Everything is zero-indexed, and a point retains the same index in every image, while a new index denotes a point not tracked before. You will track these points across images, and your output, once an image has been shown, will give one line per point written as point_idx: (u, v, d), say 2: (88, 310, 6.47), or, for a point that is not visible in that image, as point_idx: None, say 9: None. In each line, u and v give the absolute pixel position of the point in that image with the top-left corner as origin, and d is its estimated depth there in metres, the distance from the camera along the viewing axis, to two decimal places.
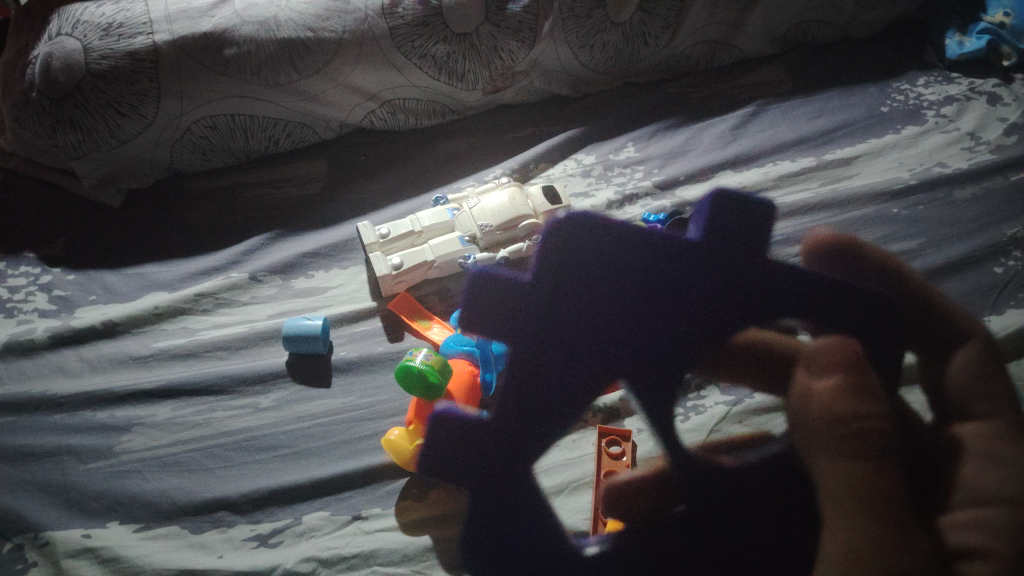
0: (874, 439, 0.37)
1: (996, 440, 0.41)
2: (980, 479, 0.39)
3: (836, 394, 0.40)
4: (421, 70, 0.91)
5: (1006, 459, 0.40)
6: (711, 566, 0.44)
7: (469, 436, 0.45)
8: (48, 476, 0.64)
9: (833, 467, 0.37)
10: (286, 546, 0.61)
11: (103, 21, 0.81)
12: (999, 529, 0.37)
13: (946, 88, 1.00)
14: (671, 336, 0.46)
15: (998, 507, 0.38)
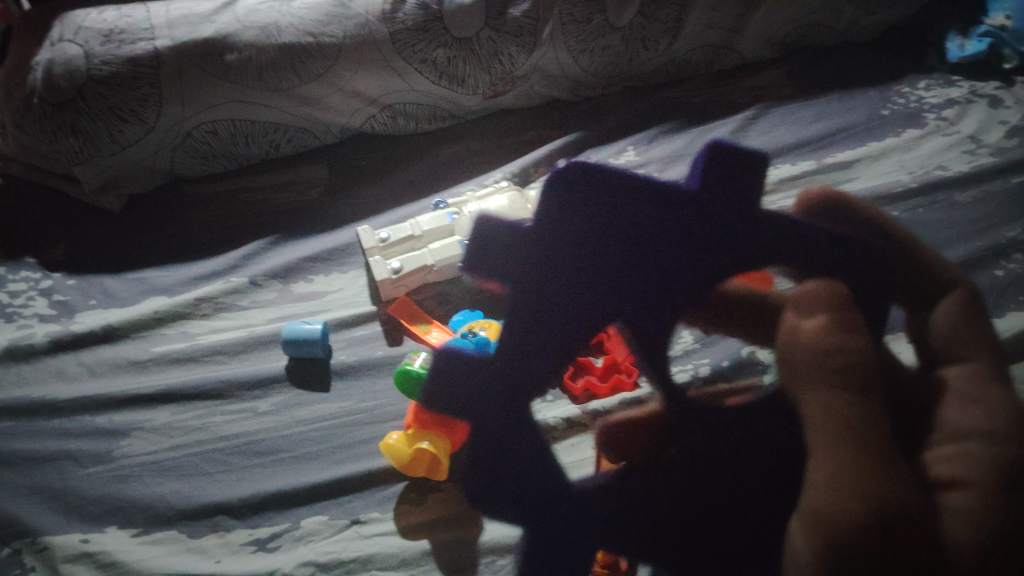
0: (855, 370, 0.52)
1: (976, 387, 0.55)
2: (961, 417, 0.52)
3: (822, 332, 0.56)
4: (421, 74, 0.91)
5: (987, 400, 0.53)
6: (708, 494, 0.61)
7: (472, 367, 0.67)
8: (48, 481, 0.64)
9: (825, 396, 0.52)
10: (284, 551, 0.61)
11: (105, 28, 0.82)
12: (975, 462, 0.48)
13: (947, 91, 1.00)
14: (645, 286, 0.71)
15: (978, 440, 0.50)
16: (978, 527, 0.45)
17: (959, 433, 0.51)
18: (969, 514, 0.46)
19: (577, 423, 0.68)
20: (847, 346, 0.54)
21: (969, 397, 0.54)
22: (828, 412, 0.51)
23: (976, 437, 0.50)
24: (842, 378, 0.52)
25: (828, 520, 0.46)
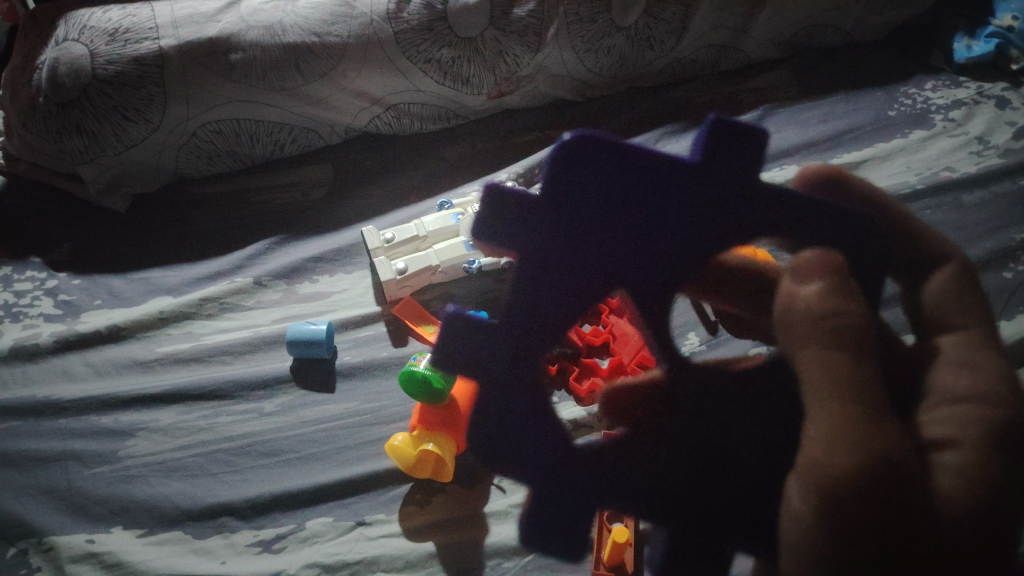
0: (849, 334, 0.41)
1: (976, 354, 0.45)
2: (951, 382, 0.43)
3: (827, 296, 0.42)
4: (426, 74, 0.91)
5: (978, 365, 0.44)
6: (690, 481, 0.48)
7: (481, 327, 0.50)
8: (53, 480, 0.64)
9: (820, 360, 0.41)
10: (289, 552, 0.61)
11: (110, 26, 0.82)
12: (971, 419, 0.40)
13: (954, 92, 0.99)
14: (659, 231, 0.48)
15: (974, 403, 0.41)
16: (976, 492, 0.38)
17: (957, 393, 0.42)
18: (962, 475, 0.38)
19: (583, 425, 0.68)
20: (849, 313, 0.41)
21: (960, 364, 0.44)
22: (828, 374, 0.40)
23: (975, 399, 0.41)
24: (835, 338, 0.41)
25: (812, 476, 0.39)
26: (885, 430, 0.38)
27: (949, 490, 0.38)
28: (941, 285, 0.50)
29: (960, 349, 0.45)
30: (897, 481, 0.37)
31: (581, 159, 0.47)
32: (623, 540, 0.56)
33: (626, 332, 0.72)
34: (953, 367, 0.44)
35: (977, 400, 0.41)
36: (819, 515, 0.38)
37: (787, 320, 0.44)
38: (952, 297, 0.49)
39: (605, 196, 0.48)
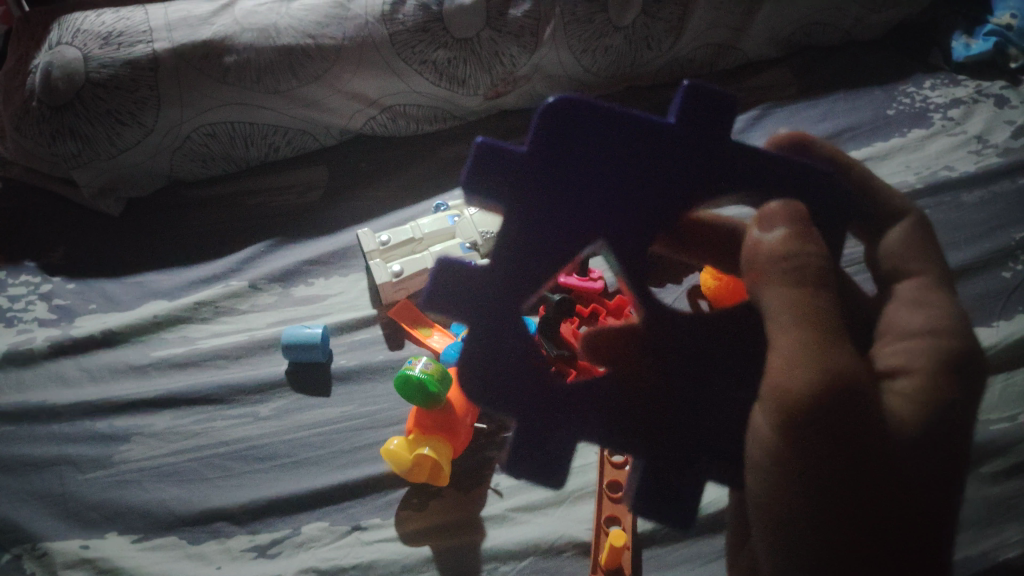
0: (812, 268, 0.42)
1: (923, 289, 0.47)
2: (904, 317, 0.46)
3: (794, 240, 0.43)
4: (422, 75, 0.91)
5: (930, 302, 0.46)
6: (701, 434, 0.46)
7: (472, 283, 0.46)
8: (47, 486, 0.64)
9: (779, 298, 0.42)
10: (285, 557, 0.60)
11: (103, 30, 0.81)
12: (925, 356, 0.44)
13: (952, 91, 0.99)
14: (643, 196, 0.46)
15: (925, 338, 0.44)
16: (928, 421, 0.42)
17: (912, 328, 0.45)
18: (916, 400, 0.42)
19: None
20: (814, 252, 0.42)
21: (911, 297, 0.47)
22: (788, 317, 0.41)
23: (928, 334, 0.44)
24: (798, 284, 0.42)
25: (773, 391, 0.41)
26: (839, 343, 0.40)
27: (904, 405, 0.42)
28: (896, 242, 0.49)
29: (905, 293, 0.47)
30: (861, 396, 0.39)
31: (570, 120, 0.44)
32: (620, 544, 0.55)
33: None
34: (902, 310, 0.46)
35: (929, 335, 0.44)
36: (787, 433, 0.40)
37: (759, 272, 0.44)
38: (912, 250, 0.49)
39: (587, 163, 0.45)
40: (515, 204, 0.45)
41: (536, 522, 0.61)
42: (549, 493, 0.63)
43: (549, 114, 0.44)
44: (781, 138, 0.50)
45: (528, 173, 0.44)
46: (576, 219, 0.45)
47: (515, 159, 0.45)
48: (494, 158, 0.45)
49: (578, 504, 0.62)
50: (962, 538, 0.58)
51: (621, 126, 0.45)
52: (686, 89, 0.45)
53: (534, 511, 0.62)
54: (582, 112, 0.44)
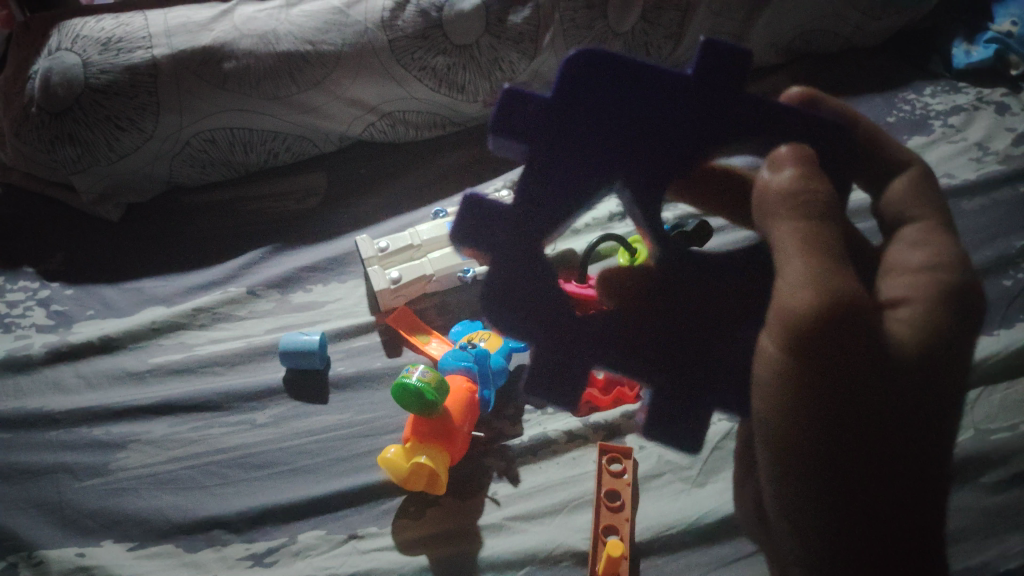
0: (818, 203, 0.42)
1: (927, 233, 0.45)
2: (904, 256, 0.45)
3: (803, 180, 0.43)
4: (421, 82, 0.91)
5: (929, 241, 0.45)
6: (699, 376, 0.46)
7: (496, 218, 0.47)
8: (43, 493, 0.64)
9: (789, 229, 0.42)
10: (281, 566, 0.60)
11: (102, 36, 0.81)
12: (927, 292, 0.42)
13: (953, 98, 0.99)
14: (654, 146, 0.46)
15: (925, 275, 0.43)
16: (931, 347, 0.41)
17: (912, 266, 0.44)
18: (918, 330, 0.41)
19: (578, 435, 0.67)
20: (824, 192, 0.43)
21: (913, 240, 0.45)
22: (800, 249, 0.41)
23: (925, 271, 0.43)
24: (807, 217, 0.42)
25: (777, 315, 0.41)
26: (840, 272, 0.40)
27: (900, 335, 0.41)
28: (898, 191, 0.48)
29: (911, 235, 0.46)
30: (859, 325, 0.40)
31: (589, 77, 0.45)
32: (618, 554, 0.55)
33: None
34: (903, 250, 0.45)
35: (929, 271, 0.43)
36: (789, 358, 0.41)
37: (766, 208, 0.44)
38: (915, 197, 0.47)
39: (607, 112, 0.45)
40: (537, 144, 0.45)
41: (533, 531, 0.61)
42: (547, 501, 0.63)
43: (570, 68, 0.44)
44: (788, 95, 0.48)
45: (546, 128, 0.45)
46: (594, 175, 0.46)
47: (536, 113, 0.45)
48: (518, 110, 0.45)
49: (576, 511, 0.62)
50: (961, 548, 0.57)
51: (633, 81, 0.45)
52: (703, 46, 0.45)
53: (531, 520, 0.62)
54: (600, 64, 0.45)
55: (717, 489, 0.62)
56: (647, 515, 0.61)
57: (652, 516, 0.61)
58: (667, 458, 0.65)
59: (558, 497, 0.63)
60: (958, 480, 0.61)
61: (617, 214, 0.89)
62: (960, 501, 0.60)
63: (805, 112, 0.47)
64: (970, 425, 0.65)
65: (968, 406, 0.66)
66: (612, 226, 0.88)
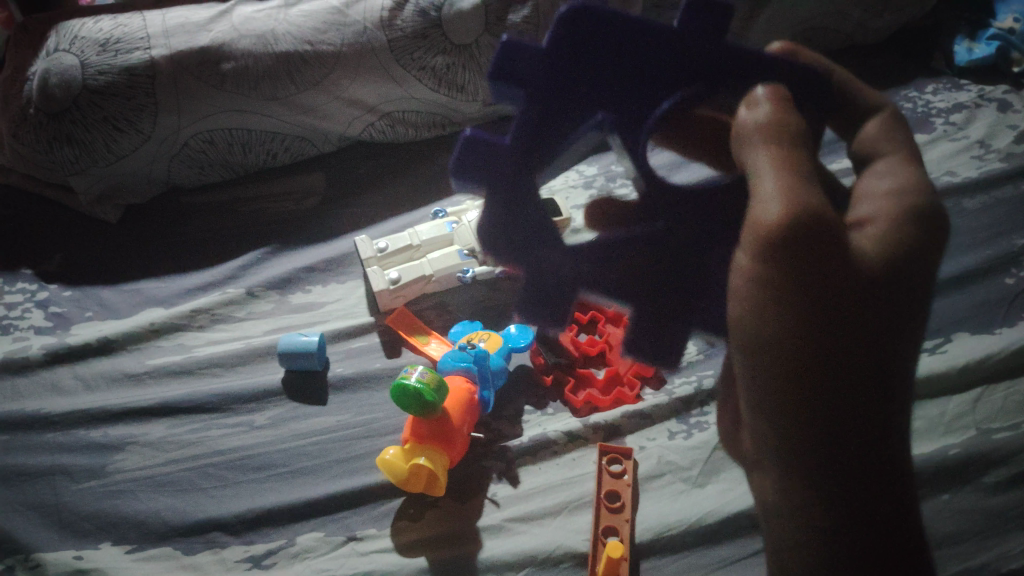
0: (791, 128, 0.47)
1: (895, 166, 0.49)
2: (872, 186, 0.49)
3: (776, 112, 0.47)
4: (421, 82, 0.91)
5: (896, 171, 0.49)
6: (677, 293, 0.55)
7: (494, 151, 0.54)
8: (41, 496, 0.63)
9: (764, 153, 0.46)
10: (279, 569, 0.59)
11: (100, 36, 0.81)
12: (894, 213, 0.46)
13: (955, 95, 0.98)
14: (634, 93, 0.52)
15: (891, 199, 0.47)
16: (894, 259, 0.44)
17: (880, 191, 0.48)
18: (885, 243, 0.45)
19: (577, 436, 0.67)
20: (795, 123, 0.47)
21: (884, 169, 0.49)
22: (774, 166, 0.45)
23: (892, 195, 0.47)
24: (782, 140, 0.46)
25: (754, 232, 0.44)
26: (806, 183, 0.44)
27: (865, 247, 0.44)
28: (871, 131, 0.51)
29: (879, 167, 0.50)
30: (828, 233, 0.42)
31: (584, 30, 0.50)
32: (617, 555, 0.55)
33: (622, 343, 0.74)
34: (863, 193, 0.49)
35: (896, 193, 0.47)
36: (763, 264, 0.43)
37: (743, 141, 0.47)
38: (884, 136, 0.51)
39: (596, 65, 0.51)
40: (531, 88, 0.51)
41: (533, 533, 0.61)
42: (546, 503, 0.63)
43: (564, 24, 0.50)
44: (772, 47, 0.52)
45: (544, 71, 0.51)
46: (575, 115, 0.52)
47: (535, 61, 0.51)
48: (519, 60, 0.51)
49: (574, 513, 0.62)
50: (963, 549, 0.57)
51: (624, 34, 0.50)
52: (687, 2, 0.50)
53: (530, 521, 0.61)
54: (592, 19, 0.50)
55: (718, 490, 0.62)
56: (647, 516, 0.61)
57: (653, 517, 0.61)
58: (667, 459, 0.64)
59: (557, 499, 0.63)
60: (959, 480, 0.61)
61: None
62: (962, 501, 0.60)
63: (785, 67, 0.51)
64: (972, 424, 0.65)
65: (969, 405, 0.66)
66: None
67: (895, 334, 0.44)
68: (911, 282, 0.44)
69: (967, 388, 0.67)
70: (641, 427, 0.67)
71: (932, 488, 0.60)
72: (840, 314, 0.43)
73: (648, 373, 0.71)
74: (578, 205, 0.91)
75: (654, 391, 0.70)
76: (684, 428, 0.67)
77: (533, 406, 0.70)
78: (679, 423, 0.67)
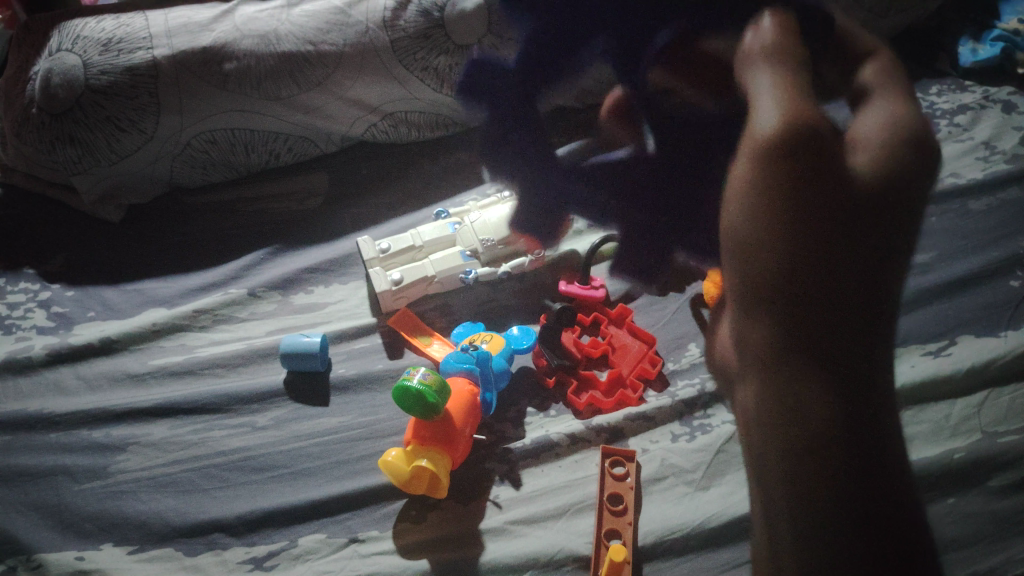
0: (799, 52, 0.40)
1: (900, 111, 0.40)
2: (867, 128, 0.39)
3: (783, 31, 0.40)
4: (423, 82, 0.90)
5: (898, 111, 0.40)
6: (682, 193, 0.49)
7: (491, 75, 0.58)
8: (43, 496, 0.63)
9: (768, 75, 0.39)
10: (281, 571, 0.59)
11: (103, 36, 0.81)
12: (897, 163, 0.38)
13: (959, 97, 0.99)
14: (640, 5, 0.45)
15: (901, 154, 0.38)
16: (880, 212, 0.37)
17: (869, 135, 0.39)
18: (882, 170, 0.38)
19: (580, 438, 0.67)
20: (802, 51, 0.40)
21: (893, 107, 0.40)
22: (778, 90, 0.38)
23: (898, 147, 0.38)
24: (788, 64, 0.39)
25: (749, 151, 0.38)
26: (806, 106, 0.38)
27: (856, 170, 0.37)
28: (870, 75, 0.41)
29: (877, 109, 0.40)
30: (820, 165, 0.37)
31: None
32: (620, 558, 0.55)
33: (624, 344, 0.75)
34: (860, 114, 0.40)
35: (893, 131, 0.39)
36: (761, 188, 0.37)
37: (748, 65, 0.40)
38: (888, 80, 0.41)
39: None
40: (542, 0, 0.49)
41: (535, 535, 0.60)
42: (549, 505, 0.62)
43: None
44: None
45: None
46: (582, 34, 0.48)
47: None
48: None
49: (577, 515, 0.61)
50: (968, 553, 0.57)
51: None
52: None
53: (533, 524, 0.61)
54: None
55: (721, 493, 0.62)
56: (651, 519, 0.60)
57: (656, 520, 0.60)
58: (671, 461, 0.64)
59: (560, 501, 0.63)
60: (965, 484, 0.61)
61: None
62: (967, 505, 0.59)
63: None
64: (977, 427, 0.64)
65: (974, 409, 0.66)
66: None
67: (882, 279, 0.37)
68: (907, 220, 0.38)
69: (972, 391, 0.67)
70: (644, 429, 0.67)
71: (937, 492, 0.60)
72: (831, 244, 0.36)
73: (651, 375, 0.71)
74: None
75: (657, 393, 0.71)
76: (687, 431, 0.67)
77: (536, 408, 0.70)
78: (682, 425, 0.67)
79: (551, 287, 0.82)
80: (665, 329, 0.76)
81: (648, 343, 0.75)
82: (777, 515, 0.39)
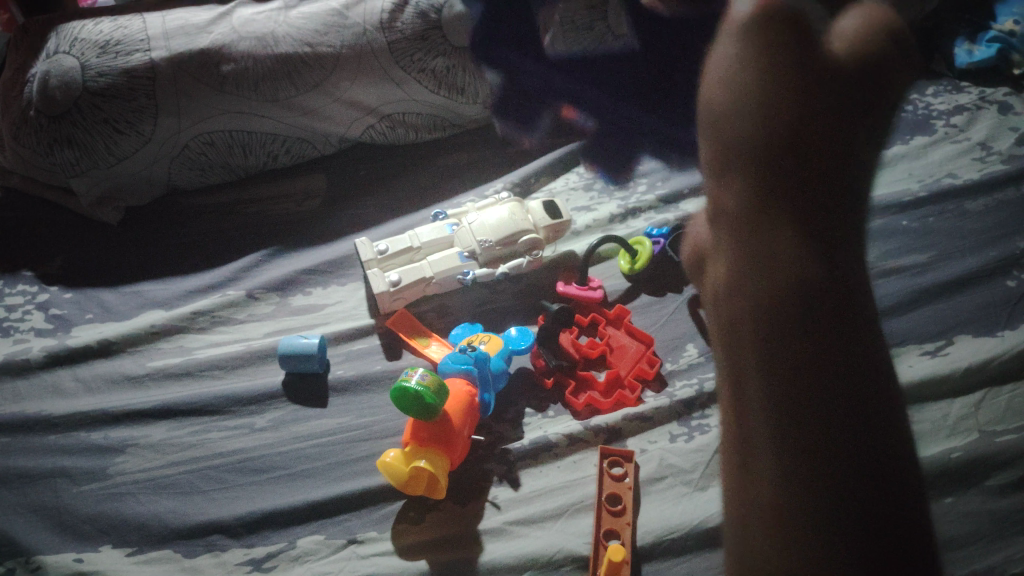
0: None
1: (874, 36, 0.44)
2: (843, 41, 0.44)
3: None
4: (421, 84, 0.91)
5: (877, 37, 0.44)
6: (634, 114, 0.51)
7: None
8: (42, 498, 0.63)
9: None
10: (280, 572, 0.59)
11: (101, 39, 0.81)
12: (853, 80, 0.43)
13: (956, 98, 0.99)
14: None
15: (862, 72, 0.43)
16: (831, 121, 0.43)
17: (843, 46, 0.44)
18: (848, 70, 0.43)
19: (578, 439, 0.67)
20: None
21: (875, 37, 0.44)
22: None
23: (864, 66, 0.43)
24: None
25: (730, 37, 0.44)
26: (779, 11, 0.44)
27: (828, 74, 0.43)
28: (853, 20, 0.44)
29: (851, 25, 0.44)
30: (786, 66, 0.43)
31: None
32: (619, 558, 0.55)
33: (622, 345, 0.75)
34: (839, 22, 0.44)
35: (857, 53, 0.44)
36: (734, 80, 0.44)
37: None
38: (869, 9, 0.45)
39: None
40: None
41: (534, 536, 0.60)
42: (548, 506, 0.63)
43: None
44: None
45: None
46: None
47: None
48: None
49: (576, 516, 0.61)
50: (967, 552, 0.57)
51: None
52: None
53: (532, 524, 0.61)
54: None
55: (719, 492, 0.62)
56: (650, 520, 0.61)
57: (655, 521, 0.60)
58: (669, 461, 0.64)
59: (558, 502, 0.63)
60: (963, 483, 0.61)
61: (618, 214, 0.88)
62: (966, 505, 0.59)
63: None
64: (975, 427, 0.64)
65: (972, 408, 0.66)
66: (612, 228, 0.87)
67: (843, 161, 0.44)
68: (862, 128, 0.44)
69: (970, 391, 0.67)
70: (642, 429, 0.67)
71: (935, 491, 0.60)
72: (811, 130, 0.43)
73: (649, 375, 0.71)
74: (578, 208, 0.90)
75: (655, 393, 0.71)
76: (685, 431, 0.67)
77: (534, 409, 0.70)
78: (681, 425, 0.67)
79: (549, 288, 0.82)
80: (662, 330, 0.77)
81: (645, 343, 0.75)
82: (752, 415, 0.43)
